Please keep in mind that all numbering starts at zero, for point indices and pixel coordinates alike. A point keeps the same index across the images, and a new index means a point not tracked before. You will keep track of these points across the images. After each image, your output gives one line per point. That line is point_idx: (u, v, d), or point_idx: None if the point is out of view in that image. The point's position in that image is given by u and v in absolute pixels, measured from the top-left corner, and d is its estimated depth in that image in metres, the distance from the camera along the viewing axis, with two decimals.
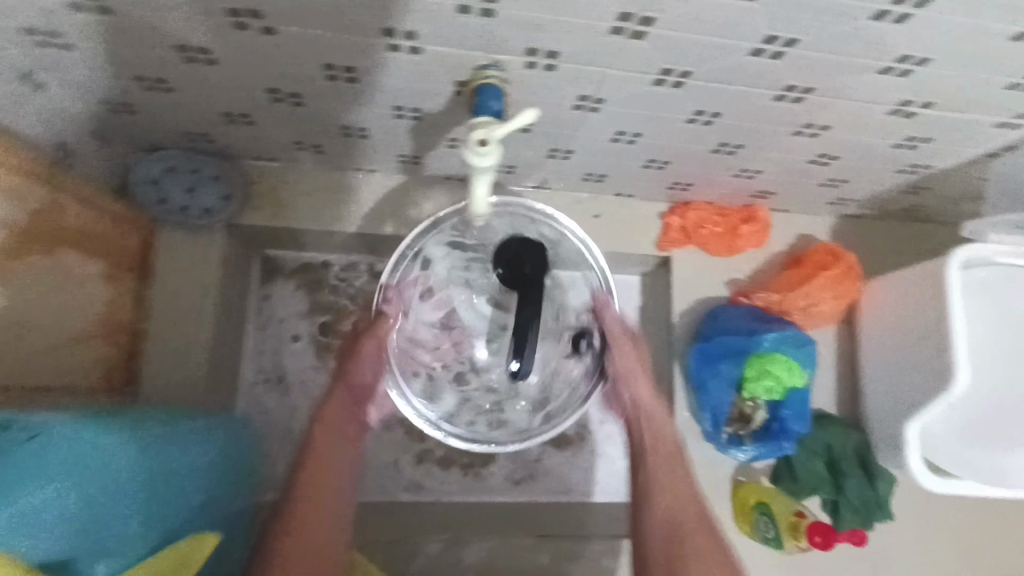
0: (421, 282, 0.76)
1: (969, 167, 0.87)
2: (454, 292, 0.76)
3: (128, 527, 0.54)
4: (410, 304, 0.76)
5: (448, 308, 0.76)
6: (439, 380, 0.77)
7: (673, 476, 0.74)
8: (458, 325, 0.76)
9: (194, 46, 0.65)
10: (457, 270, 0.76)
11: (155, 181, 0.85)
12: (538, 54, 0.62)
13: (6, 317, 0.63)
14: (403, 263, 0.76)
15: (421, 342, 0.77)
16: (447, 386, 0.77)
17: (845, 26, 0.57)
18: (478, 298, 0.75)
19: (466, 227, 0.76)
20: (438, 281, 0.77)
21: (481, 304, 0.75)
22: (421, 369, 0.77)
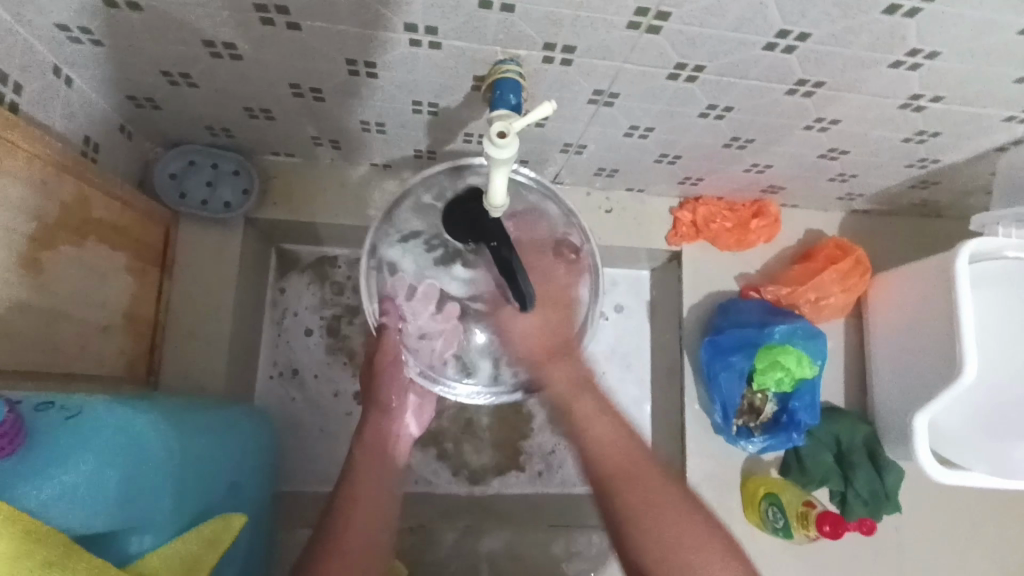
0: (398, 286, 0.73)
1: (978, 161, 0.88)
2: (433, 279, 0.72)
3: (163, 506, 0.55)
4: (397, 312, 0.73)
5: (433, 293, 0.73)
6: (468, 353, 0.74)
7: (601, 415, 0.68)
8: (453, 301, 0.72)
9: (220, 42, 0.67)
10: (423, 257, 0.73)
11: (176, 176, 0.90)
12: (555, 48, 0.64)
13: (40, 304, 0.65)
14: (370, 278, 0.74)
15: (432, 333, 0.74)
16: (479, 353, 0.73)
17: (855, 20, 0.58)
18: (456, 269, 0.71)
19: (409, 217, 0.74)
20: (413, 276, 0.73)
21: (463, 272, 0.71)
22: (444, 354, 0.74)
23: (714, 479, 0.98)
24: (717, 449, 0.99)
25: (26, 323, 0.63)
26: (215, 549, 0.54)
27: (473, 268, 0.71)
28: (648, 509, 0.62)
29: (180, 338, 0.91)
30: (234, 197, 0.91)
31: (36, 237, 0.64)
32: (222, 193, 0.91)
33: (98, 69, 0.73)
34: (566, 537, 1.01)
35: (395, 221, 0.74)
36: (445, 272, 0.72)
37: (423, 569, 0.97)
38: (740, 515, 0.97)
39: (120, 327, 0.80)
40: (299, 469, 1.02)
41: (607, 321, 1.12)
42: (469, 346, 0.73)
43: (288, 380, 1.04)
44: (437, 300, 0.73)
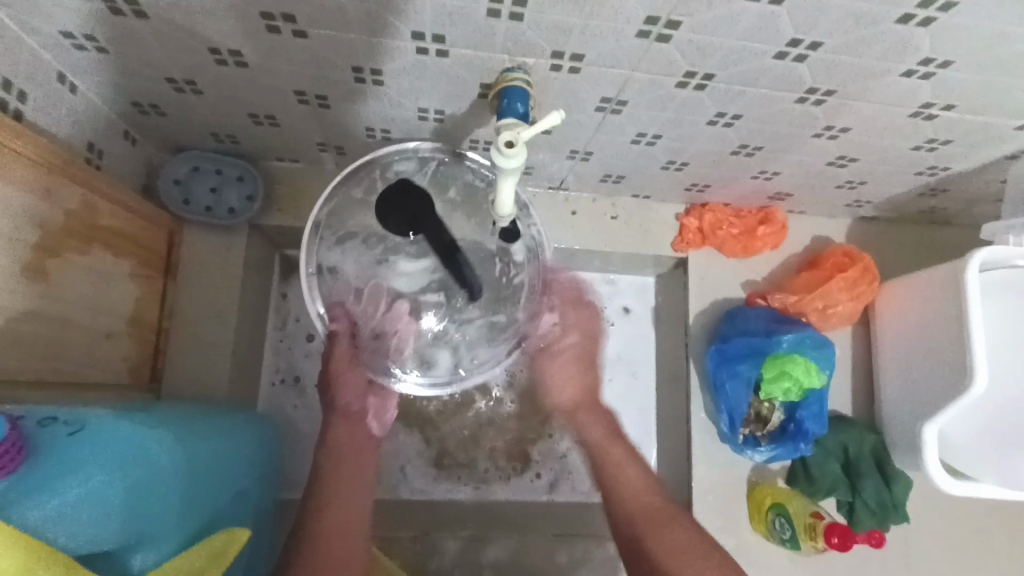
0: (342, 293, 0.75)
1: (988, 169, 0.87)
2: (377, 281, 0.75)
3: (168, 519, 0.55)
4: (344, 313, 0.74)
5: (382, 291, 0.75)
6: (421, 344, 0.76)
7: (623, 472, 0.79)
8: (399, 299, 0.75)
9: (225, 49, 0.66)
10: (365, 261, 0.75)
11: (181, 182, 0.89)
12: (563, 56, 0.63)
13: (46, 313, 0.64)
14: (313, 287, 0.73)
15: (385, 330, 0.75)
16: (433, 343, 0.76)
17: (869, 30, 0.57)
18: (400, 265, 0.75)
19: (349, 221, 0.75)
20: (357, 279, 0.75)
21: (407, 267, 0.75)
22: (398, 351, 0.76)
23: (721, 489, 0.97)
24: (724, 458, 0.98)
25: (31, 333, 0.63)
26: (220, 564, 0.53)
27: (416, 261, 0.75)
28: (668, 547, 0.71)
29: (184, 345, 0.90)
30: (239, 203, 0.91)
31: (41, 246, 0.63)
32: (227, 199, 0.90)
33: (104, 76, 0.72)
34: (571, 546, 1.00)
35: (338, 225, 0.75)
36: (388, 270, 0.75)
37: None
38: (747, 525, 0.97)
39: (124, 334, 0.79)
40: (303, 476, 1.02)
41: (612, 328, 1.11)
42: (422, 336, 0.76)
43: (292, 386, 1.04)
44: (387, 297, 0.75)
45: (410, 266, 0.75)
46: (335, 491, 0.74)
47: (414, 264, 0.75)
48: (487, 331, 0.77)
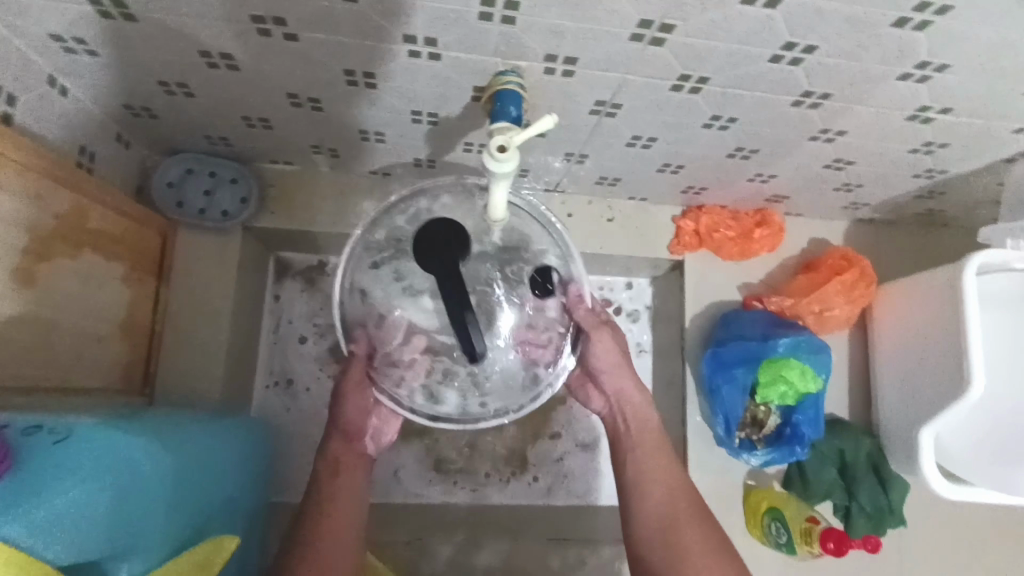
0: (369, 316, 0.69)
1: (986, 172, 0.86)
2: (399, 307, 0.68)
3: (155, 529, 0.55)
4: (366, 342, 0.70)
5: (404, 324, 0.68)
6: (433, 380, 0.70)
7: (654, 466, 0.74)
8: (417, 332, 0.68)
9: (216, 52, 0.66)
10: (392, 286, 0.69)
11: (173, 184, 0.89)
12: (557, 60, 0.63)
13: (36, 318, 0.64)
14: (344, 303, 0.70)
15: (400, 361, 0.69)
16: (444, 381, 0.70)
17: (865, 34, 0.57)
18: (422, 296, 0.68)
19: (385, 242, 0.70)
20: (382, 304, 0.69)
21: (427, 300, 0.68)
22: (409, 385, 0.70)
23: (716, 493, 0.97)
24: (719, 461, 0.98)
25: (21, 338, 0.62)
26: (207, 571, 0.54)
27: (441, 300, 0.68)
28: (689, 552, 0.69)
29: (177, 348, 0.89)
30: (232, 205, 0.90)
31: (31, 251, 0.63)
32: (220, 201, 0.90)
33: (95, 78, 0.72)
34: (565, 550, 1.00)
35: (370, 243, 0.70)
36: (412, 302, 0.68)
37: None
38: (742, 529, 0.96)
39: (116, 338, 0.79)
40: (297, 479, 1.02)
41: None
42: (434, 373, 0.69)
43: (286, 388, 1.03)
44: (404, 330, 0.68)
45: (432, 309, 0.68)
46: (333, 494, 0.71)
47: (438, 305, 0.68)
48: (506, 377, 0.70)
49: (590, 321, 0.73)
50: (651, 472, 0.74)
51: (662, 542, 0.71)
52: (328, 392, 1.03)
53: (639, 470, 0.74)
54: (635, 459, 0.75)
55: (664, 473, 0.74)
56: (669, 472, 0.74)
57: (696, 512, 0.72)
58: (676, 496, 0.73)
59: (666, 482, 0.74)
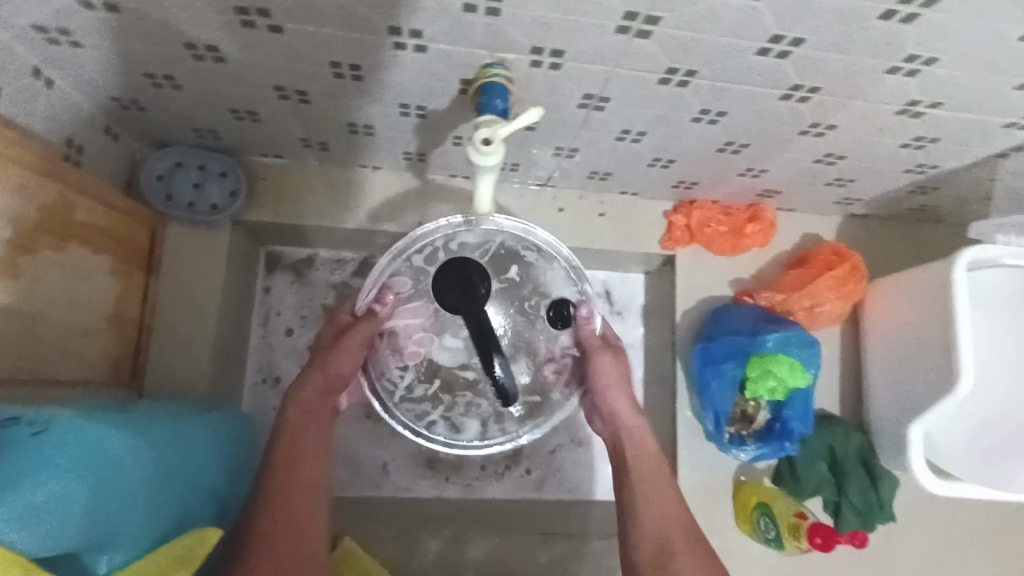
0: (394, 350, 0.81)
1: (978, 168, 0.86)
2: (423, 343, 0.80)
3: (134, 523, 0.54)
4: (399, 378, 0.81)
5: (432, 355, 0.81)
6: (455, 412, 0.81)
7: (655, 488, 0.76)
8: (439, 367, 0.80)
9: (202, 44, 0.65)
10: (416, 324, 0.80)
11: (163, 178, 0.89)
12: (543, 52, 0.62)
13: (21, 311, 0.64)
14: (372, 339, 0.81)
15: (423, 395, 0.81)
16: (467, 412, 0.81)
17: (852, 26, 0.56)
18: (444, 336, 0.80)
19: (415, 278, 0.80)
20: (404, 334, 0.80)
21: (449, 341, 0.80)
22: (434, 415, 0.81)
23: (705, 487, 0.97)
24: (709, 457, 0.98)
25: (5, 331, 0.62)
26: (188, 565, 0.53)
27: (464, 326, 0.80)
28: None
29: (165, 342, 0.89)
30: (221, 198, 0.90)
31: (15, 242, 0.62)
32: (209, 195, 0.89)
33: (80, 71, 0.71)
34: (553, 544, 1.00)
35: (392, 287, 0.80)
36: (435, 341, 0.80)
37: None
38: (730, 525, 0.96)
39: (103, 332, 0.79)
40: None
41: None
42: (456, 405, 0.81)
43: (275, 384, 1.03)
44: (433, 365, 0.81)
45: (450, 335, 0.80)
46: (298, 455, 0.73)
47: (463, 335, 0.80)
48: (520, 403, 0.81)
49: (601, 348, 0.81)
50: (650, 490, 0.76)
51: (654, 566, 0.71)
52: None
53: (637, 486, 0.76)
54: (638, 475, 0.77)
55: (661, 490, 0.76)
56: (666, 492, 0.76)
57: (691, 536, 0.73)
58: (673, 524, 0.73)
59: (663, 497, 0.75)
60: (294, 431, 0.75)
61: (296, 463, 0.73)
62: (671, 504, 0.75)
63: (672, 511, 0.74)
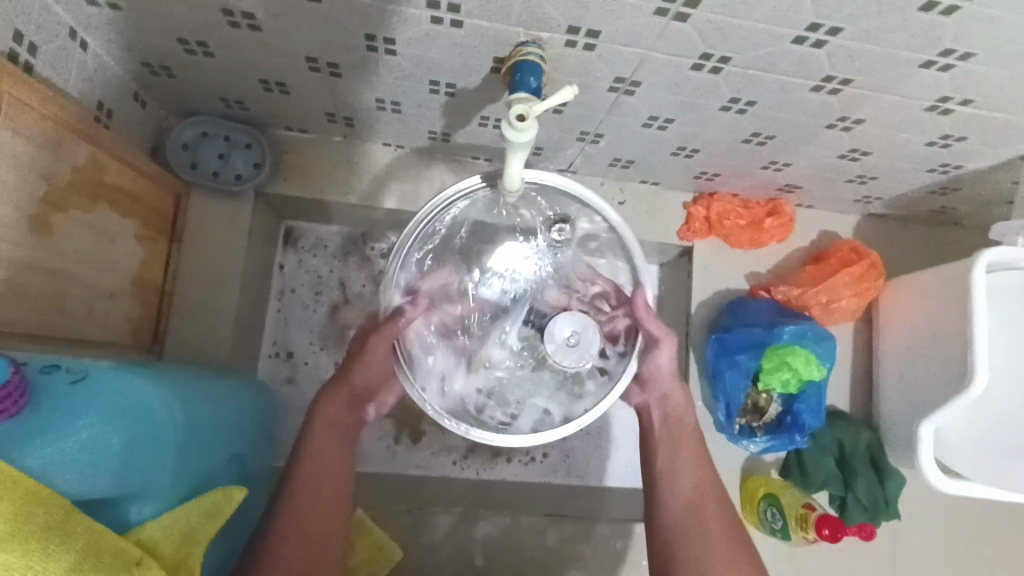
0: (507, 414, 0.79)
1: (1002, 169, 0.86)
2: (534, 400, 0.79)
3: (165, 475, 0.56)
4: (467, 403, 0.79)
5: (472, 335, 0.80)
6: (509, 408, 0.79)
7: (686, 450, 0.76)
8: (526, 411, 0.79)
9: (239, 10, 0.65)
10: (529, 384, 0.80)
11: (188, 147, 0.89)
12: (579, 32, 0.62)
13: (51, 267, 0.65)
14: (490, 406, 0.79)
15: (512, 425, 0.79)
16: (518, 414, 0.79)
17: (892, 16, 0.56)
18: (547, 388, 0.79)
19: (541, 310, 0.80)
20: (519, 397, 0.79)
21: (544, 385, 0.80)
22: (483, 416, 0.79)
23: None
24: (717, 449, 0.98)
25: (34, 287, 0.63)
26: (214, 521, 0.54)
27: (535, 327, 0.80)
28: (708, 540, 0.70)
29: (185, 310, 0.90)
30: (246, 169, 0.91)
31: (46, 199, 0.63)
32: (233, 165, 0.90)
33: (115, 32, 0.72)
34: (563, 529, 0.98)
35: (514, 310, 0.81)
36: (542, 389, 0.79)
37: (423, 553, 0.96)
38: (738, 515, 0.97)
39: (127, 295, 0.79)
40: None
41: None
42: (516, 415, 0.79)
43: (289, 358, 1.04)
44: (479, 368, 0.79)
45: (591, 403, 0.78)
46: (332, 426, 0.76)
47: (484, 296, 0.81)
48: (556, 391, 0.79)
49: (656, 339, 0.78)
50: (685, 455, 0.76)
51: (684, 526, 0.71)
52: (331, 362, 1.05)
53: (678, 448, 0.76)
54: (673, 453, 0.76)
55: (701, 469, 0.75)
56: (704, 462, 0.76)
57: (723, 502, 0.73)
58: (706, 484, 0.74)
59: (699, 476, 0.74)
60: (312, 450, 0.73)
61: (316, 482, 0.71)
62: (708, 486, 0.74)
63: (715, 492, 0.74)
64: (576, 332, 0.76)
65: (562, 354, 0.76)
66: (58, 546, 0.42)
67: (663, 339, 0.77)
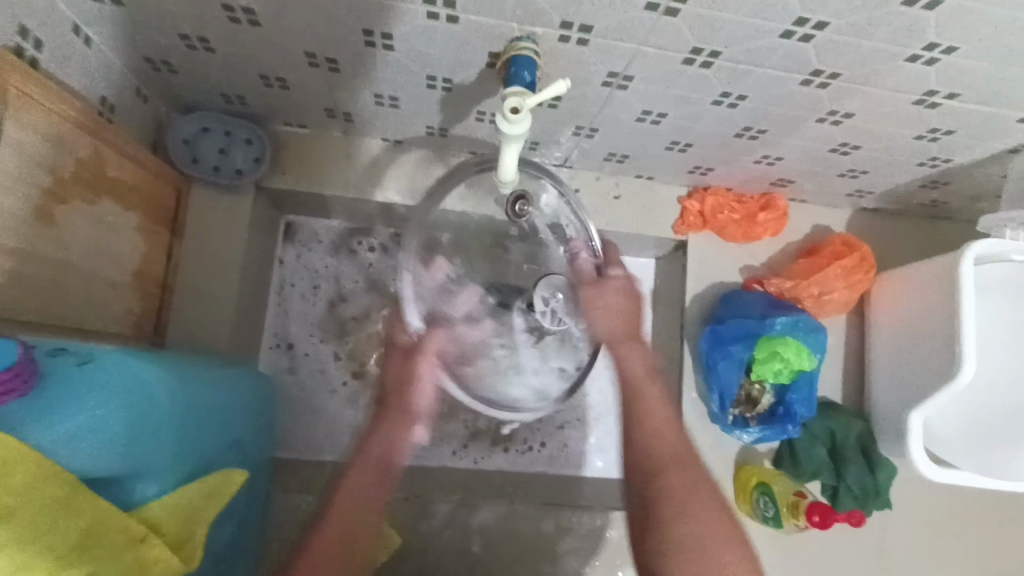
0: (540, 384, 0.90)
1: (990, 163, 0.87)
2: (553, 362, 0.90)
3: (168, 457, 0.58)
4: (507, 386, 0.89)
5: (483, 330, 0.87)
6: (538, 378, 0.90)
7: (649, 404, 0.74)
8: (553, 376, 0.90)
9: (240, 6, 0.67)
10: (546, 352, 0.89)
11: (189, 142, 0.90)
12: (572, 27, 0.64)
13: (56, 257, 0.66)
14: (522, 381, 0.89)
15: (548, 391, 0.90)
16: (547, 378, 0.90)
17: (877, 10, 0.58)
18: (559, 349, 0.89)
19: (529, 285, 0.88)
20: (544, 365, 0.90)
21: (554, 348, 0.89)
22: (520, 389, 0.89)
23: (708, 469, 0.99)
24: (712, 439, 1.00)
25: (39, 277, 0.64)
26: (215, 501, 0.58)
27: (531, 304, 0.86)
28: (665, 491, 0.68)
29: (186, 302, 0.91)
30: (246, 163, 0.92)
31: (51, 191, 0.64)
32: (234, 159, 0.91)
33: (117, 28, 0.73)
34: (557, 517, 1.01)
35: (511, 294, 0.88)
36: (554, 349, 0.89)
37: (420, 539, 0.99)
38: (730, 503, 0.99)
39: (130, 286, 0.81)
40: (298, 436, 1.04)
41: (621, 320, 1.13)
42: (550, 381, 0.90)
43: (289, 350, 1.06)
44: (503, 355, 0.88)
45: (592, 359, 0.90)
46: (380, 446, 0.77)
47: (478, 295, 0.88)
48: (566, 348, 0.90)
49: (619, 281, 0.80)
50: (646, 408, 0.73)
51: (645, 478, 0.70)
52: (331, 354, 1.06)
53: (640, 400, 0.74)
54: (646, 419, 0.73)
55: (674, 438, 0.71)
56: (665, 415, 0.73)
57: (684, 453, 0.70)
58: (665, 436, 0.71)
59: (671, 441, 0.71)
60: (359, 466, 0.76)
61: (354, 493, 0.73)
62: (672, 436, 0.72)
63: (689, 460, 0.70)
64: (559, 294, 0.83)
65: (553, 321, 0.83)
66: (65, 520, 0.45)
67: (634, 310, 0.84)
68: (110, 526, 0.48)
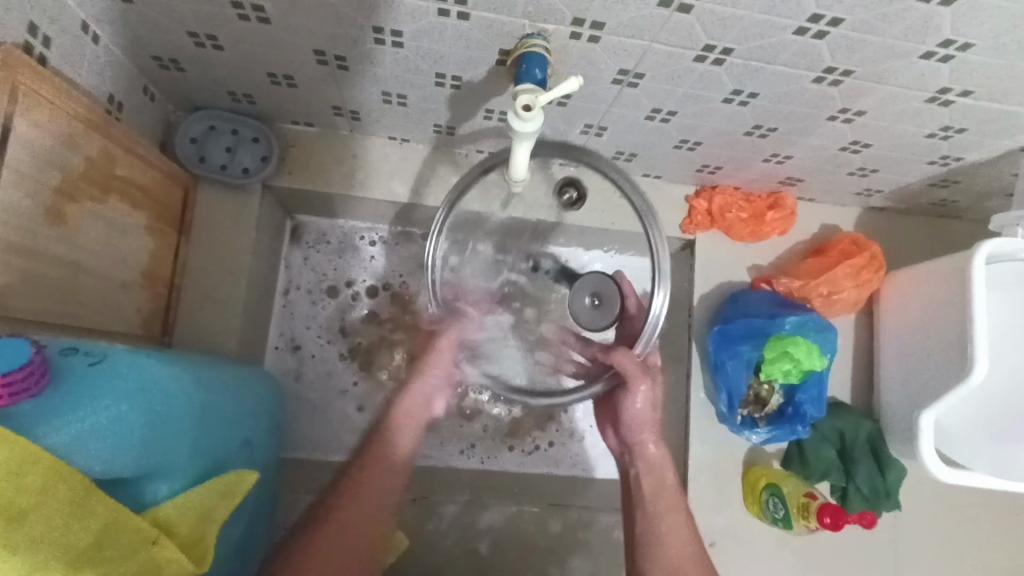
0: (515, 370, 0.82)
1: (1002, 161, 0.87)
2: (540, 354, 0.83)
3: (181, 455, 0.58)
4: (509, 368, 0.82)
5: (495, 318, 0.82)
6: (523, 361, 0.82)
7: (664, 503, 0.76)
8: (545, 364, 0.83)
9: (249, 4, 0.66)
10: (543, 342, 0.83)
11: (196, 141, 0.90)
12: (583, 24, 0.63)
13: (67, 258, 0.66)
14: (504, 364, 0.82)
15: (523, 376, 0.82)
16: (531, 364, 0.83)
17: (892, 7, 0.57)
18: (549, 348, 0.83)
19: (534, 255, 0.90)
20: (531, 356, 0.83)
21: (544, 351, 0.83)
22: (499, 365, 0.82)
23: (715, 469, 0.99)
24: (720, 440, 0.99)
25: (49, 276, 0.64)
26: (228, 501, 0.57)
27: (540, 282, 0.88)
28: None
29: (194, 303, 0.91)
30: (253, 162, 0.92)
31: (61, 189, 0.64)
32: (241, 159, 0.91)
33: (128, 26, 0.73)
34: (564, 516, 1.03)
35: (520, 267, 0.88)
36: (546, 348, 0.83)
37: (426, 538, 1.00)
38: (739, 505, 0.98)
39: (139, 286, 0.81)
40: (304, 436, 1.04)
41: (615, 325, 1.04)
42: (530, 363, 0.83)
43: (295, 351, 1.05)
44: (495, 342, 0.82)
45: (603, 380, 0.79)
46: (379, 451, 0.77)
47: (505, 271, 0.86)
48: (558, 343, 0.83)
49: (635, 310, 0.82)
50: (658, 509, 0.76)
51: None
52: (336, 354, 1.06)
53: (649, 509, 0.76)
54: (655, 535, 0.75)
55: (683, 546, 0.74)
56: (676, 511, 0.76)
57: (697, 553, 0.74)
58: (681, 541, 0.74)
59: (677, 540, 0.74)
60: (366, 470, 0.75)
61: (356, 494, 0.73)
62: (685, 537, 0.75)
63: (685, 564, 0.73)
64: (590, 296, 0.82)
65: (591, 318, 0.81)
66: (76, 521, 0.46)
67: (637, 380, 0.75)
68: (125, 525, 0.49)
